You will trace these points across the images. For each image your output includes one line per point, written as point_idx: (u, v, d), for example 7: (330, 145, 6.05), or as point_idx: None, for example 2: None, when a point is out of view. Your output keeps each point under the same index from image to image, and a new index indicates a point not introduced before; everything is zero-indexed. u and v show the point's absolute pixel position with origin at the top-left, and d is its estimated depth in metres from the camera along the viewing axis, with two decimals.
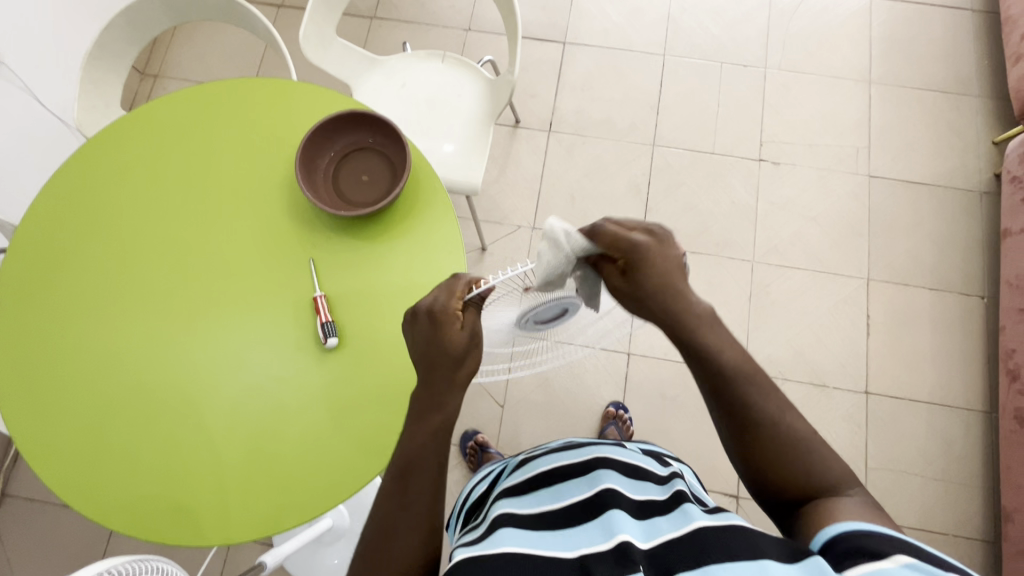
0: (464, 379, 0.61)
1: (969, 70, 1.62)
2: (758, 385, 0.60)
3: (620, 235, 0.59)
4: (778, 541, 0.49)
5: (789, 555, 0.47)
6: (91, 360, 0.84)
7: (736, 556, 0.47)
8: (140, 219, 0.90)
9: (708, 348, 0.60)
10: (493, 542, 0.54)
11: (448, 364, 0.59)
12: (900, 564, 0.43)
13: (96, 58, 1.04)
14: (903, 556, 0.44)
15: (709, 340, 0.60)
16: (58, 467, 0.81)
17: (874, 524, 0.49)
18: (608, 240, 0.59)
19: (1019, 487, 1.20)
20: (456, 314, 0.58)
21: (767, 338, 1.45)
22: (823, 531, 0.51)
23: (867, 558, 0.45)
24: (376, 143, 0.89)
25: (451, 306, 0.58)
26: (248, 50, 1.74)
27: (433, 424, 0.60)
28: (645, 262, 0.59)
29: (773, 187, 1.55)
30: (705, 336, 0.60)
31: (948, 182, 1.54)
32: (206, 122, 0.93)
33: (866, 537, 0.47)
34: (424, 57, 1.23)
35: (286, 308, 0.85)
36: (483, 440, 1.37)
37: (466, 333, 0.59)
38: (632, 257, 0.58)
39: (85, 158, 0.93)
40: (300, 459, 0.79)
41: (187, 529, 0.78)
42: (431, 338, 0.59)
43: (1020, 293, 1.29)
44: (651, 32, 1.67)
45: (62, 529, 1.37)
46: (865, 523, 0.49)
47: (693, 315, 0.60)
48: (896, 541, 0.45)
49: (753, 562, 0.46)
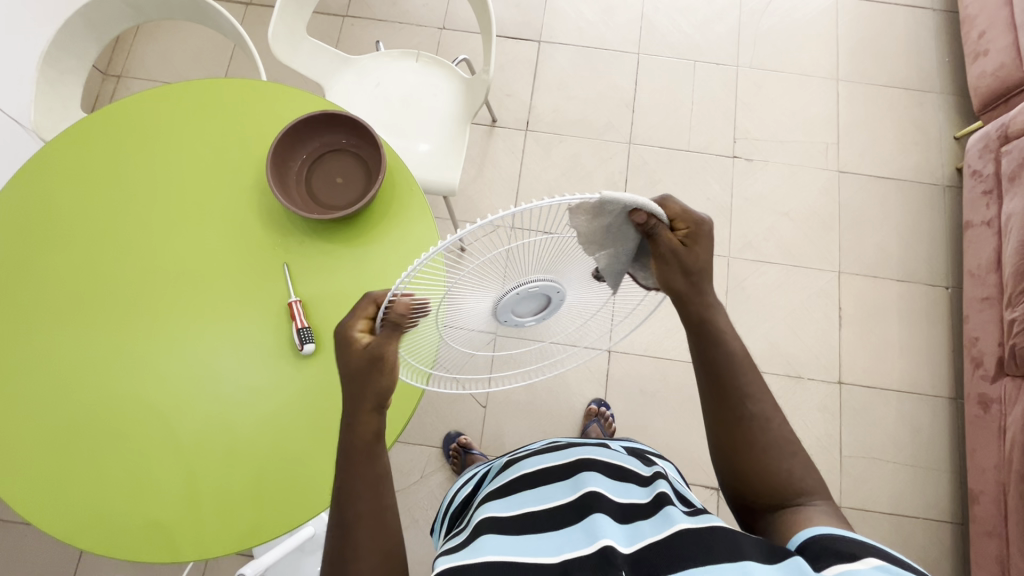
0: (375, 402, 0.58)
1: (931, 67, 1.67)
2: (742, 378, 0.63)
3: (687, 208, 0.59)
4: (757, 541, 0.51)
5: (769, 556, 0.49)
6: (55, 373, 0.81)
7: (717, 560, 0.48)
8: (104, 225, 0.86)
9: (720, 330, 0.63)
10: (476, 549, 0.53)
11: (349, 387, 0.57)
12: (873, 566, 0.45)
13: (53, 57, 1.00)
14: (874, 559, 0.46)
15: (721, 324, 0.63)
16: (20, 485, 0.77)
17: (841, 530, 0.51)
18: (675, 212, 0.58)
19: (984, 469, 1.25)
20: (355, 338, 0.55)
21: (744, 333, 1.47)
22: (794, 535, 0.54)
23: (841, 560, 0.47)
24: (349, 144, 0.88)
25: (352, 329, 0.56)
26: (216, 49, 1.69)
27: None
28: (702, 240, 0.59)
29: (747, 183, 1.58)
30: (718, 319, 0.63)
31: (913, 176, 1.59)
32: (172, 123, 0.90)
33: (834, 539, 0.50)
34: (398, 57, 1.21)
35: (260, 315, 0.83)
36: (466, 442, 1.36)
37: (366, 358, 0.55)
38: (695, 228, 0.58)
39: (43, 161, 0.90)
40: (278, 468, 0.78)
41: (160, 544, 0.75)
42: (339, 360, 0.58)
43: (983, 282, 1.34)
44: (625, 31, 1.68)
45: (29, 549, 1.32)
46: (833, 528, 0.52)
47: (711, 297, 0.63)
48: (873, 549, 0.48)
49: (735, 565, 0.48)
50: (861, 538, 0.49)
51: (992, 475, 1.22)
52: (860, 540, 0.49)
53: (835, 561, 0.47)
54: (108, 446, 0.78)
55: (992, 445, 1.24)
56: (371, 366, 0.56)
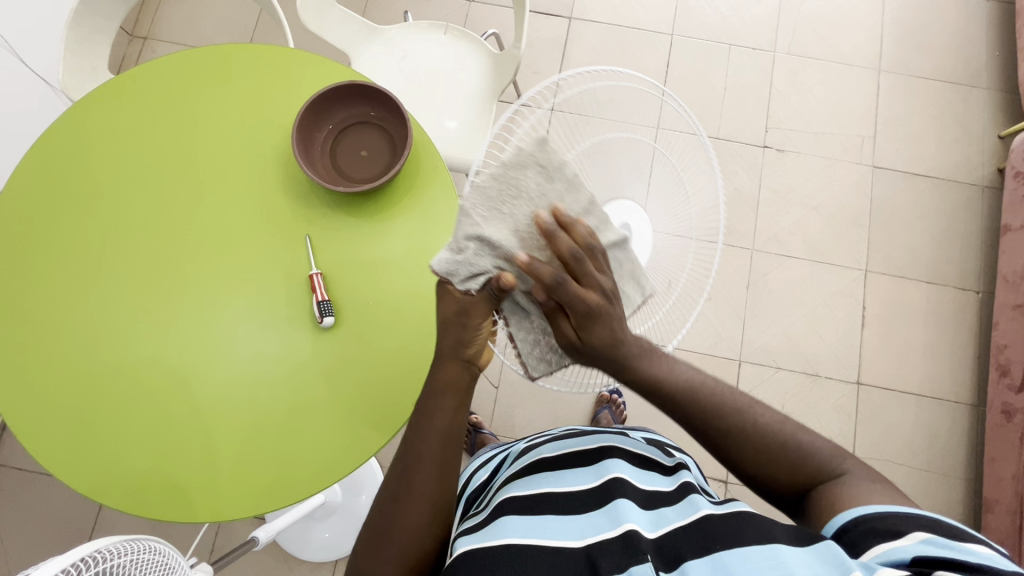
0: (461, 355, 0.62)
1: (979, 62, 1.59)
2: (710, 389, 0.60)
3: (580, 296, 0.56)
4: (789, 527, 0.50)
5: (798, 539, 0.48)
6: (82, 333, 0.82)
7: (746, 542, 0.48)
8: (128, 188, 0.87)
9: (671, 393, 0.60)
10: (496, 531, 0.54)
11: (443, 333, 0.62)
12: (918, 541, 0.46)
13: (83, 16, 0.99)
14: (920, 533, 0.47)
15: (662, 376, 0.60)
16: (45, 443, 0.79)
17: (893, 505, 0.51)
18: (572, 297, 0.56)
19: (1001, 478, 1.23)
20: (449, 289, 0.61)
21: (762, 328, 1.45)
22: (834, 515, 0.53)
23: (883, 538, 0.48)
24: (376, 117, 0.86)
25: (446, 285, 0.61)
26: (242, 14, 1.67)
27: (454, 404, 0.61)
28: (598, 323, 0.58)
29: (777, 175, 1.54)
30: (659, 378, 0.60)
31: (952, 176, 1.53)
32: (199, 87, 0.90)
33: (882, 518, 0.50)
34: (426, 28, 1.18)
35: (279, 285, 0.83)
36: (477, 421, 1.37)
37: (457, 307, 0.61)
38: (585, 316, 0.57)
39: (69, 124, 0.89)
40: (292, 437, 0.79)
41: (177, 506, 0.77)
42: (444, 318, 0.62)
43: (1016, 289, 1.30)
44: (660, 10, 1.62)
45: (52, 500, 1.37)
46: (891, 503, 0.51)
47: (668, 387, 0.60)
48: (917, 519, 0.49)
49: (765, 548, 0.47)
50: (915, 510, 0.50)
51: (1010, 485, 1.20)
52: (906, 511, 0.50)
53: (881, 540, 0.48)
54: (131, 409, 0.80)
55: (1012, 454, 1.21)
56: (459, 314, 0.61)
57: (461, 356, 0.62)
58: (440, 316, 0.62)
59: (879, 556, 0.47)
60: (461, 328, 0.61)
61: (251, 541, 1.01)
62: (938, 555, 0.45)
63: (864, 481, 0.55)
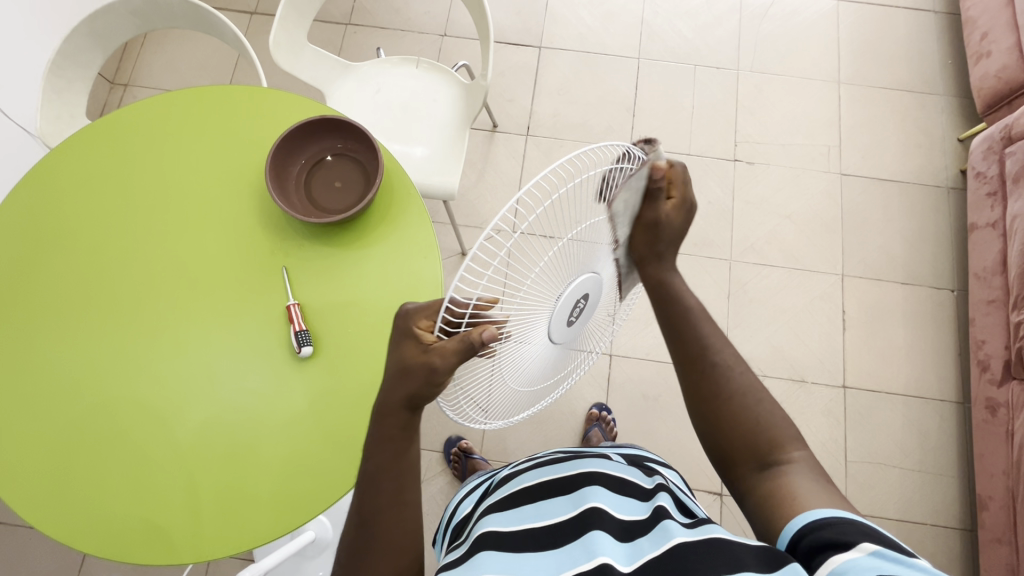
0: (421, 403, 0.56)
1: (932, 70, 1.66)
2: (699, 340, 0.66)
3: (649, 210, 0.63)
4: (755, 548, 0.51)
5: (767, 563, 0.49)
6: (58, 377, 0.82)
7: (717, 569, 0.49)
8: (105, 230, 0.88)
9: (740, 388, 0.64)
10: (473, 567, 0.54)
11: (397, 375, 0.55)
12: (870, 554, 0.46)
13: (60, 66, 1.02)
14: (870, 544, 0.47)
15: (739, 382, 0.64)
16: (22, 489, 0.78)
17: (841, 511, 0.52)
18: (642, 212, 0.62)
19: (991, 474, 1.23)
20: (417, 331, 0.53)
21: (746, 336, 1.46)
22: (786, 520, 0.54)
23: (835, 550, 0.48)
24: (347, 149, 0.88)
25: (419, 325, 0.54)
26: (222, 57, 1.72)
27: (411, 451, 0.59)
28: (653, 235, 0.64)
29: (749, 187, 1.57)
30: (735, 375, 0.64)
31: (918, 179, 1.58)
32: (173, 129, 0.92)
33: (831, 526, 0.50)
34: (398, 63, 1.22)
35: (258, 320, 0.84)
36: (467, 446, 1.37)
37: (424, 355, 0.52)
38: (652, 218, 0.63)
39: (45, 170, 0.91)
40: (275, 471, 0.78)
41: (160, 550, 0.76)
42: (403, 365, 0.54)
43: (989, 285, 1.32)
44: (626, 36, 1.69)
45: (33, 553, 1.33)
46: (833, 509, 0.52)
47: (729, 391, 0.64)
48: (864, 528, 0.49)
49: None
50: (858, 519, 0.50)
51: (1001, 480, 1.20)
52: (852, 520, 0.50)
53: (834, 551, 0.48)
54: (111, 451, 0.79)
55: (1000, 449, 1.22)
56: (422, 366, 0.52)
57: (410, 407, 0.56)
58: (400, 362, 0.54)
59: (833, 569, 0.46)
60: (421, 381, 0.53)
61: None
62: (889, 568, 0.44)
63: (811, 471, 0.58)
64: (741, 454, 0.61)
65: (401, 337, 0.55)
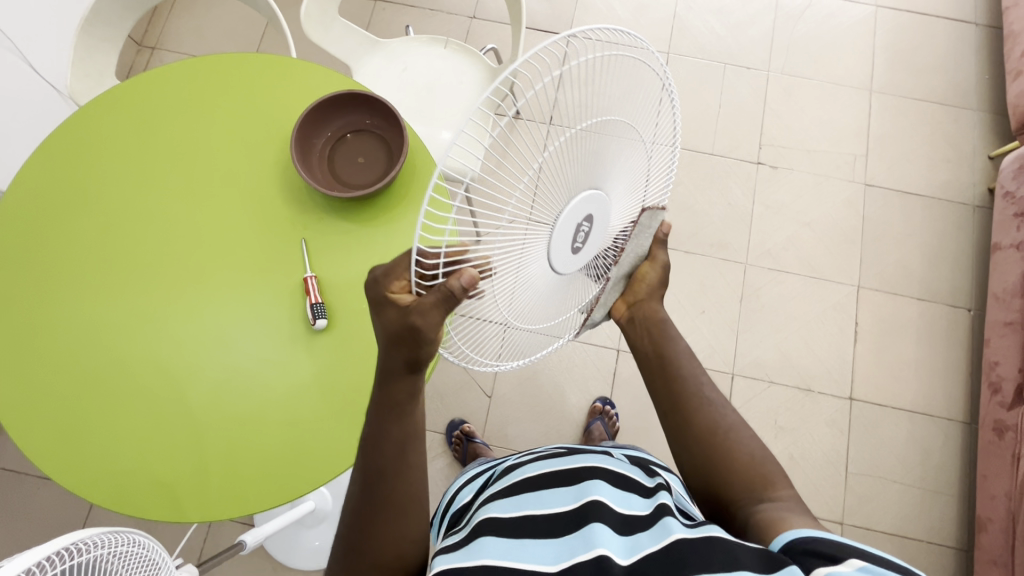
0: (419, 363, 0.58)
1: (968, 84, 1.62)
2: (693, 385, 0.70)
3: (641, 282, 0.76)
4: (756, 552, 0.51)
5: (767, 564, 0.50)
6: (78, 331, 0.83)
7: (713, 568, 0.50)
8: (129, 189, 0.88)
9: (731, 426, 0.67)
10: (473, 552, 0.55)
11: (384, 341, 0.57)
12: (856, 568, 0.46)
13: (92, 24, 1.02)
14: (857, 559, 0.47)
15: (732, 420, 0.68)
16: (38, 437, 0.80)
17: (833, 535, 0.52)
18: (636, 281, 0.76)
19: (993, 496, 1.22)
20: (392, 294, 0.55)
21: (755, 341, 1.46)
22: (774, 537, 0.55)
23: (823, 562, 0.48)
24: (373, 125, 0.88)
25: (390, 290, 0.55)
26: (249, 25, 1.71)
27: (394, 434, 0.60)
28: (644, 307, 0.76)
29: (770, 192, 1.56)
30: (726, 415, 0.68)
31: (943, 195, 1.55)
32: (200, 94, 0.92)
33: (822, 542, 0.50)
34: (426, 42, 1.21)
35: (273, 289, 0.84)
36: (469, 430, 1.38)
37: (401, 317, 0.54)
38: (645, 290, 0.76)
39: (73, 126, 0.91)
40: (282, 438, 0.79)
41: (168, 505, 0.77)
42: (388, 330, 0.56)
43: (1008, 307, 1.30)
44: (656, 29, 1.66)
45: (42, 501, 1.36)
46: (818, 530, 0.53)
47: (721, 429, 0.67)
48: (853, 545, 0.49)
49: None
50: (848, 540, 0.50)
51: (1002, 503, 1.20)
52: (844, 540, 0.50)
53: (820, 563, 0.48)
54: (124, 407, 0.80)
55: (1004, 471, 1.21)
56: (404, 328, 0.54)
57: (411, 366, 0.58)
58: (383, 327, 0.56)
59: None
60: (410, 341, 0.55)
61: (238, 546, 1.00)
62: None
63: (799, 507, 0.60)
64: (737, 484, 0.63)
65: (379, 306, 0.56)
